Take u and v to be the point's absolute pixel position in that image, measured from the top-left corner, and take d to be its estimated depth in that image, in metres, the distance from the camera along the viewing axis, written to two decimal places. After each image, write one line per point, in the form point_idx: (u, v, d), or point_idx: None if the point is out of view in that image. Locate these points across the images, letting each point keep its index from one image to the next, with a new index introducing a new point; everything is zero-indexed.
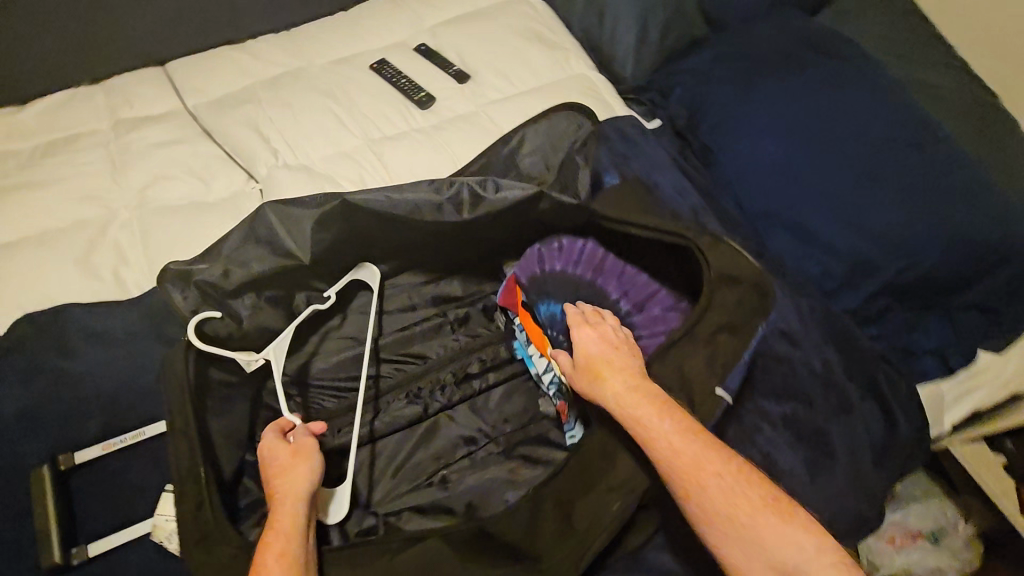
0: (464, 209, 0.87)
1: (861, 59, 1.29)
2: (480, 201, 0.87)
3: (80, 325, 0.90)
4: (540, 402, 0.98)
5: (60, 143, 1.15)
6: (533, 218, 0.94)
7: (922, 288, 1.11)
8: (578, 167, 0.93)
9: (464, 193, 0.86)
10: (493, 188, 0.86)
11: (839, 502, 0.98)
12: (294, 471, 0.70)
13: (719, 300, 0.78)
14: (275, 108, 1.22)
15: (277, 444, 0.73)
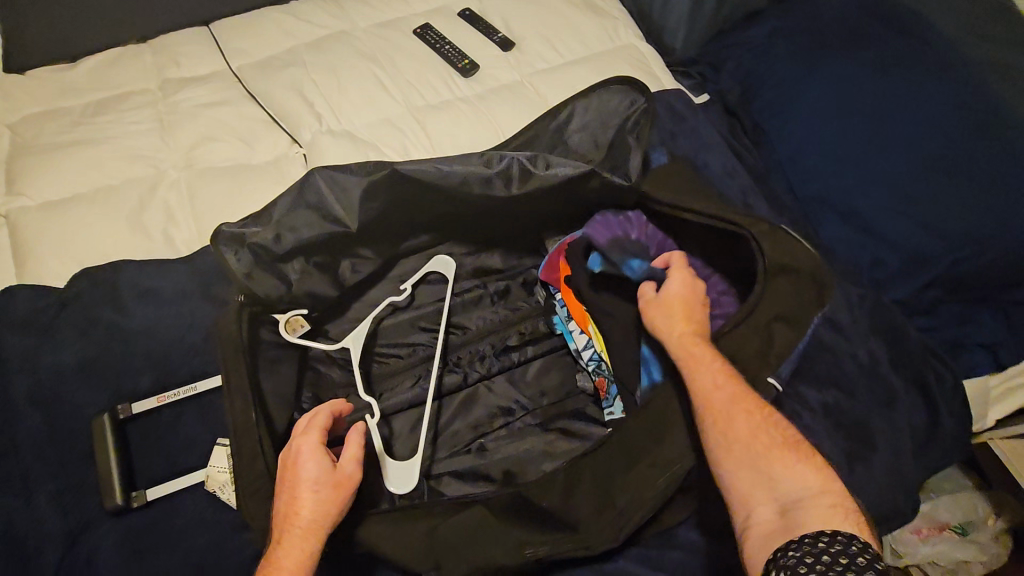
0: (512, 184, 0.87)
1: (930, 36, 1.22)
2: (530, 176, 0.86)
3: (134, 283, 0.93)
4: (578, 377, 0.98)
5: (111, 101, 1.16)
6: (582, 193, 0.92)
7: (979, 281, 1.07)
8: (630, 145, 0.91)
9: (514, 167, 0.85)
10: (544, 164, 0.85)
11: (878, 492, 0.96)
12: (326, 495, 0.63)
13: (777, 289, 0.76)
14: (319, 72, 1.21)
15: (314, 455, 0.65)
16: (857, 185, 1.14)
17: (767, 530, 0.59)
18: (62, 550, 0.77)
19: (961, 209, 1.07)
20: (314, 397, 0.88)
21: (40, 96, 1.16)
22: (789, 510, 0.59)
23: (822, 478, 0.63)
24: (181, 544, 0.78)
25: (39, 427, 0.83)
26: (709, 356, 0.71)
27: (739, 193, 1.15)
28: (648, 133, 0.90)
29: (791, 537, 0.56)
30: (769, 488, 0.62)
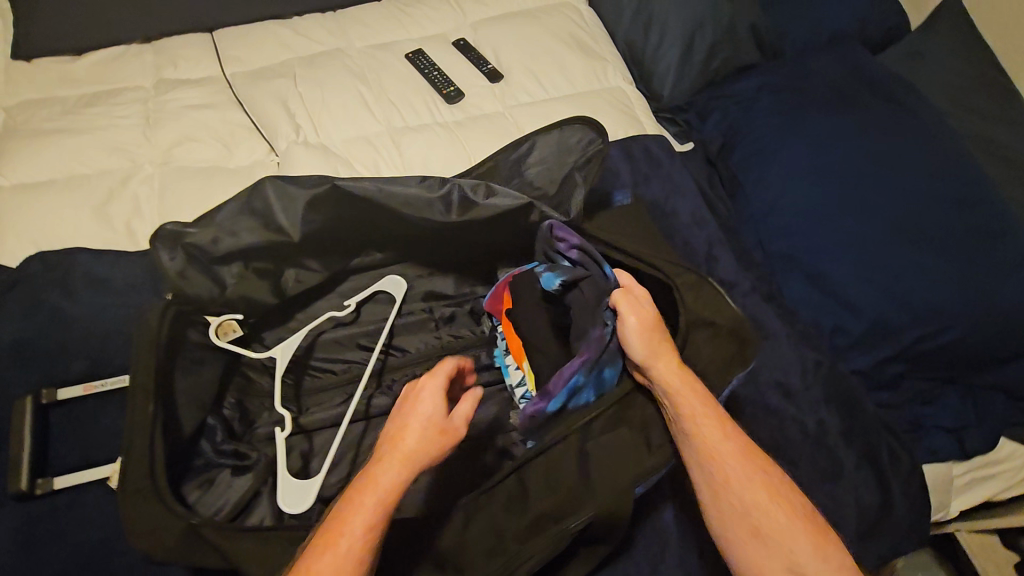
0: (454, 211, 0.87)
1: (918, 106, 1.20)
2: (470, 206, 0.86)
3: (85, 271, 0.95)
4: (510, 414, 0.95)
5: (105, 95, 1.21)
6: (531, 228, 0.93)
7: (944, 359, 1.03)
8: (576, 185, 0.91)
9: (456, 195, 0.85)
10: (485, 195, 0.86)
11: None
12: (416, 454, 0.62)
13: (695, 346, 0.76)
14: (307, 86, 1.25)
15: (431, 403, 0.65)
16: (827, 246, 1.11)
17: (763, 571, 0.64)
18: None
19: (930, 283, 1.03)
20: (237, 403, 0.87)
21: (41, 84, 1.22)
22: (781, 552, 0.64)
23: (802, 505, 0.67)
24: (75, 537, 0.77)
25: None
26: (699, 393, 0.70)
27: (705, 244, 1.14)
28: (592, 176, 0.90)
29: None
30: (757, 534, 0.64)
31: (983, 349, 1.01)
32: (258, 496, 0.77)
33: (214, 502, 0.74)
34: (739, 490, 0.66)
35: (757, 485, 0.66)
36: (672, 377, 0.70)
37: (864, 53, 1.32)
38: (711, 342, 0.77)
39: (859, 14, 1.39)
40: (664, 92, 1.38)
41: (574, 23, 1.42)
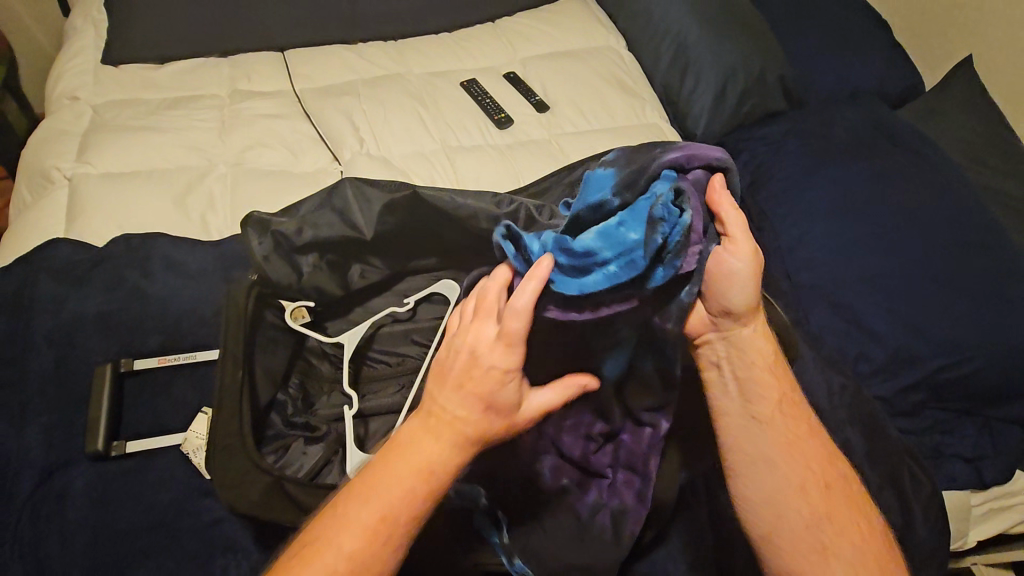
0: (518, 227, 0.92)
1: (934, 156, 1.30)
2: (533, 223, 0.92)
3: (164, 254, 1.02)
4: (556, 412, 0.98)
5: (185, 99, 1.31)
6: None
7: (963, 390, 1.08)
8: None
9: (521, 212, 0.92)
10: (547, 215, 0.92)
11: None
12: (497, 426, 0.60)
13: None
14: (370, 104, 1.35)
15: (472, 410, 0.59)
16: (850, 278, 1.19)
17: (800, 546, 0.67)
18: (37, 482, 0.82)
19: (948, 316, 1.10)
20: (300, 385, 0.92)
21: (126, 87, 1.33)
22: (818, 535, 0.67)
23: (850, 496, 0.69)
24: (145, 497, 0.81)
25: (51, 366, 0.90)
26: (775, 379, 0.70)
27: None
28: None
29: (819, 558, 0.66)
30: (800, 522, 0.67)
31: (998, 381, 1.07)
32: (328, 467, 0.83)
33: (293, 466, 0.82)
34: (792, 477, 0.68)
35: (821, 475, 0.69)
36: (760, 361, 0.69)
37: (883, 108, 1.43)
38: None
39: (878, 74, 1.52)
40: (697, 131, 1.48)
41: (616, 65, 1.54)
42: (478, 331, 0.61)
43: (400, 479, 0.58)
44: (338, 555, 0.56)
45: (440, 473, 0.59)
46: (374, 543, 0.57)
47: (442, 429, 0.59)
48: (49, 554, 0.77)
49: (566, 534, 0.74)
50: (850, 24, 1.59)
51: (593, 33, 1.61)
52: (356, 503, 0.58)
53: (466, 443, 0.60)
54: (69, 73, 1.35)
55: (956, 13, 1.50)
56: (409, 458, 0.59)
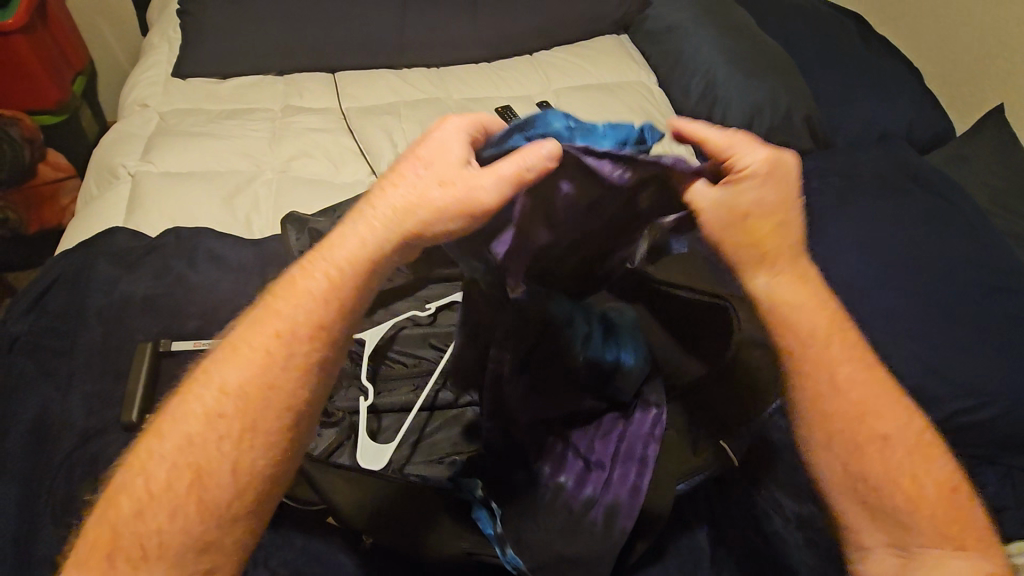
0: None
1: (961, 201, 1.30)
2: None
3: (209, 247, 1.11)
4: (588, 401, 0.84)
5: (242, 111, 1.43)
6: None
7: (984, 436, 1.05)
8: None
9: None
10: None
11: None
12: (432, 209, 0.62)
13: (744, 363, 0.83)
14: (409, 123, 1.44)
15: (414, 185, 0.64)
16: (868, 314, 1.18)
17: (845, 456, 0.69)
18: (73, 445, 0.88)
19: (968, 358, 1.08)
20: None
21: (191, 98, 1.45)
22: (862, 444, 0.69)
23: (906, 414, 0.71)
24: None
25: (98, 340, 0.98)
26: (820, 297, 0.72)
27: None
28: None
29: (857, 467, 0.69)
30: (861, 439, 0.69)
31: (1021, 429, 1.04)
32: (340, 448, 0.87)
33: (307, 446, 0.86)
34: (838, 387, 0.71)
35: (869, 395, 0.71)
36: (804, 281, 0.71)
37: (911, 152, 1.44)
38: (760, 362, 0.84)
39: (907, 119, 1.53)
40: None
41: (645, 99, 1.60)
42: (439, 148, 0.65)
43: (281, 312, 0.61)
44: (229, 398, 0.59)
45: (338, 289, 0.62)
46: (263, 377, 0.59)
47: (338, 248, 0.64)
48: (77, 513, 0.82)
49: (558, 525, 0.75)
50: (881, 71, 1.62)
51: (626, 69, 1.68)
52: (240, 339, 0.61)
53: (390, 229, 0.63)
54: (142, 83, 1.49)
55: (988, 64, 1.51)
56: (310, 269, 0.63)
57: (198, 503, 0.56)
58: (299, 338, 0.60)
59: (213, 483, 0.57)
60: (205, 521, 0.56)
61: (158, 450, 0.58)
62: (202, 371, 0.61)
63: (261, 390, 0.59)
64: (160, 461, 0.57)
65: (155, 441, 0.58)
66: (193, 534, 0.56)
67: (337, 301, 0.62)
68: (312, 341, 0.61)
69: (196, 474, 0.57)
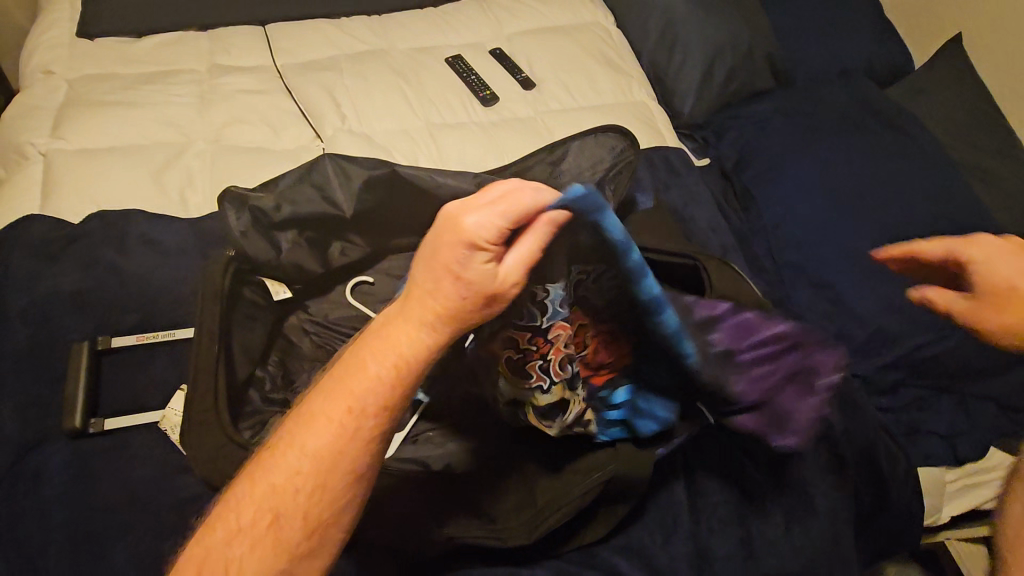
0: None
1: (916, 135, 1.31)
2: None
3: (141, 231, 1.02)
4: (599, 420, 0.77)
5: (162, 75, 1.28)
6: None
7: (942, 366, 1.08)
8: (606, 195, 0.96)
9: None
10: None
11: (824, 564, 0.91)
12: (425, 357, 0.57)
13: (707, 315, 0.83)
14: (352, 79, 1.33)
15: (386, 355, 0.58)
16: (831, 257, 1.18)
17: None
18: (14, 460, 0.82)
19: None
20: (280, 361, 0.93)
21: (101, 60, 1.29)
22: None
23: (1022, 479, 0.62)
24: (126, 474, 0.82)
25: (26, 345, 0.90)
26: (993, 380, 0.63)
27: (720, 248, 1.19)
28: (624, 185, 0.97)
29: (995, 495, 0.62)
30: None
31: (975, 360, 1.08)
32: None
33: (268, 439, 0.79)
34: None
35: None
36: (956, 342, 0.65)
37: (870, 87, 1.42)
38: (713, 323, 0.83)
39: (865, 54, 1.51)
40: (684, 110, 1.47)
41: (603, 41, 1.52)
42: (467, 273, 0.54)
43: (395, 329, 0.57)
44: (332, 453, 0.57)
45: (448, 320, 0.56)
46: (374, 397, 0.57)
47: (307, 432, 0.58)
48: (27, 529, 0.77)
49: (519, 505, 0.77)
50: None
51: (581, 8, 1.58)
52: (319, 401, 0.59)
53: (384, 382, 0.57)
54: (40, 45, 1.30)
55: None
56: (288, 445, 0.58)
57: (271, 544, 0.56)
58: (419, 372, 0.57)
59: (290, 491, 0.56)
60: (278, 531, 0.56)
61: (241, 493, 0.58)
62: (289, 422, 0.61)
63: (256, 540, 0.56)
64: (244, 500, 0.57)
65: (246, 482, 0.59)
66: (257, 549, 0.55)
67: (459, 326, 0.56)
68: (295, 489, 0.56)
69: (275, 512, 0.56)
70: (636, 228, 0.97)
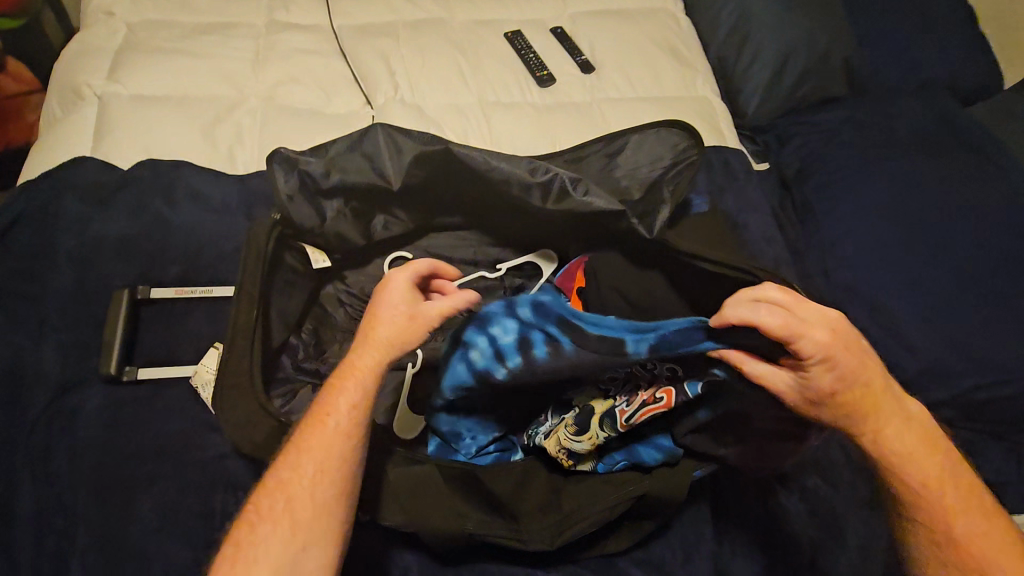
0: (550, 199, 0.87)
1: (1000, 161, 1.22)
2: (565, 197, 0.85)
3: (189, 184, 1.01)
4: (600, 435, 0.69)
5: (219, 26, 1.27)
6: (617, 232, 0.90)
7: (995, 411, 1.03)
8: (665, 195, 0.90)
9: (555, 183, 0.85)
10: (583, 190, 0.85)
11: None
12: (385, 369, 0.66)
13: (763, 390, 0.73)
14: (408, 47, 1.29)
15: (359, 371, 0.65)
16: (892, 282, 1.12)
17: None
18: (49, 399, 0.84)
19: (986, 330, 1.04)
20: (313, 331, 0.93)
21: (161, 6, 1.28)
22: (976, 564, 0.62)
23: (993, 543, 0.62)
24: (157, 426, 0.83)
25: (70, 286, 0.91)
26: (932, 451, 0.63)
27: (773, 259, 1.13)
28: (684, 185, 0.91)
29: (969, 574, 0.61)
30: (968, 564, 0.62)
31: None
32: None
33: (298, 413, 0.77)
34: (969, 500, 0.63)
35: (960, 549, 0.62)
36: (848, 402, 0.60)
37: (953, 105, 1.33)
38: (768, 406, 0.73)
39: (951, 68, 1.41)
40: (748, 110, 1.40)
41: (671, 29, 1.44)
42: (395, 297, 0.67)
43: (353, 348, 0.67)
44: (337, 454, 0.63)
45: (393, 345, 0.65)
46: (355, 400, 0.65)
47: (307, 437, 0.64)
48: (59, 468, 0.79)
49: (541, 505, 0.74)
50: (934, 6, 1.46)
51: None
52: (312, 419, 0.65)
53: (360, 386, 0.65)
54: None
55: None
56: (293, 453, 0.64)
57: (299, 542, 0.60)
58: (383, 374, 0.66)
59: (304, 479, 0.62)
60: (301, 536, 0.60)
61: (262, 504, 0.63)
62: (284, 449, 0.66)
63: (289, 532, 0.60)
64: (266, 503, 0.62)
65: (258, 503, 0.63)
66: (282, 553, 0.59)
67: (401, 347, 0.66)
68: (312, 477, 0.62)
69: (290, 516, 0.61)
70: (691, 233, 0.91)
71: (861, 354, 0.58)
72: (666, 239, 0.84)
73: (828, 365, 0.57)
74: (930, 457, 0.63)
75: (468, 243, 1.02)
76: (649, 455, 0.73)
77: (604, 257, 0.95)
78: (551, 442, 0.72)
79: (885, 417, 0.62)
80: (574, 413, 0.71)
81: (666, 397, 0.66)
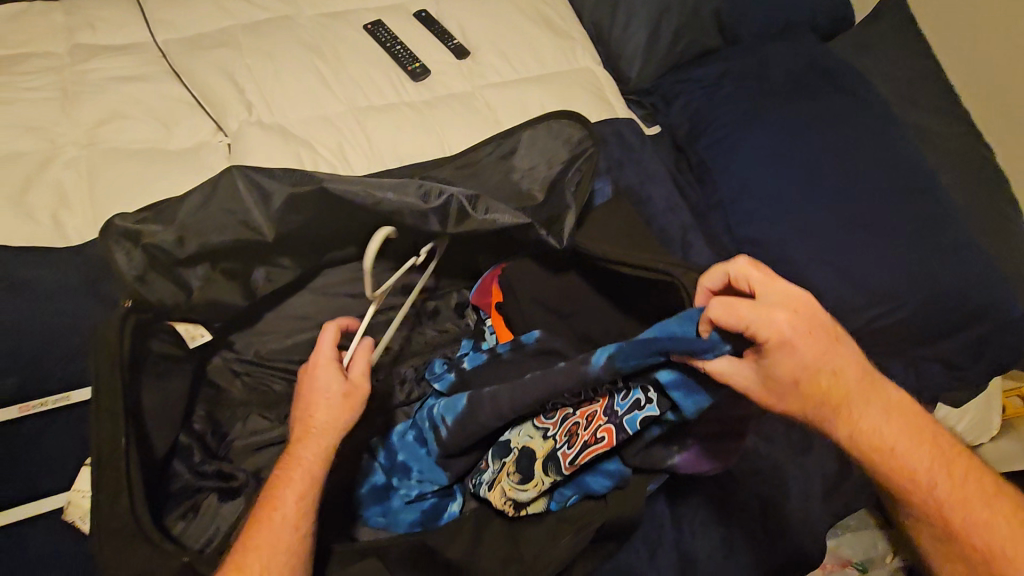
0: (449, 222, 0.80)
1: (866, 93, 1.27)
2: (467, 218, 0.79)
3: (8, 272, 0.83)
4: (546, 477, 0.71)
5: (3, 61, 1.03)
6: (526, 242, 0.85)
7: (895, 334, 1.11)
8: (568, 196, 0.85)
9: (452, 205, 0.78)
10: (484, 208, 0.79)
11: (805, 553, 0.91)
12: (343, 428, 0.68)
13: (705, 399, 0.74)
14: (253, 56, 1.12)
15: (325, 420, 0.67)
16: (790, 230, 1.15)
17: None
18: None
19: (881, 262, 1.10)
20: (207, 414, 0.82)
21: None
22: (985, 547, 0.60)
23: (998, 510, 0.61)
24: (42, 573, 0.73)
25: None
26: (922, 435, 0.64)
27: (680, 228, 1.14)
28: (585, 180, 0.86)
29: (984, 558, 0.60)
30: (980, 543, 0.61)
31: (928, 326, 1.10)
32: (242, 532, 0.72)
33: (198, 536, 0.71)
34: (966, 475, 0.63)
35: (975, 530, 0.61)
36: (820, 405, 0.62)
37: (817, 42, 1.37)
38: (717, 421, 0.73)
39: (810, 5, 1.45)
40: (631, 75, 1.37)
41: None
42: (327, 372, 0.68)
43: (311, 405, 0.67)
44: (287, 528, 0.61)
45: (343, 412, 0.68)
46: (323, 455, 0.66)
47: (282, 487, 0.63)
48: None
49: (501, 556, 0.71)
50: None
51: None
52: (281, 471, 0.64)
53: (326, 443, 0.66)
54: None
55: None
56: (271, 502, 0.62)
57: None
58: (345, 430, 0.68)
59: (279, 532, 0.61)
60: None
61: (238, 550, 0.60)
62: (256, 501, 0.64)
63: None
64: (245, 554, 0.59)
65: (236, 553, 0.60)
66: None
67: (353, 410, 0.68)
68: (287, 530, 0.61)
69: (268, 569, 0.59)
70: (599, 229, 0.88)
71: (820, 341, 0.61)
72: (578, 245, 0.81)
73: (779, 352, 0.59)
74: (919, 444, 0.63)
75: (368, 274, 0.91)
76: (599, 484, 0.73)
77: (517, 267, 0.89)
78: (499, 494, 0.72)
79: (858, 405, 0.62)
80: (514, 457, 0.73)
81: (606, 434, 0.68)
